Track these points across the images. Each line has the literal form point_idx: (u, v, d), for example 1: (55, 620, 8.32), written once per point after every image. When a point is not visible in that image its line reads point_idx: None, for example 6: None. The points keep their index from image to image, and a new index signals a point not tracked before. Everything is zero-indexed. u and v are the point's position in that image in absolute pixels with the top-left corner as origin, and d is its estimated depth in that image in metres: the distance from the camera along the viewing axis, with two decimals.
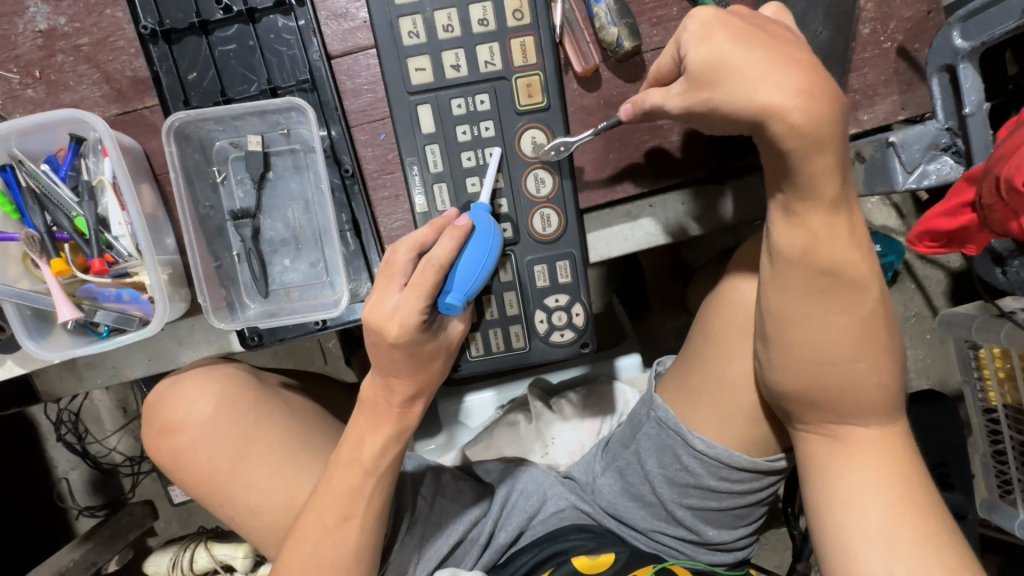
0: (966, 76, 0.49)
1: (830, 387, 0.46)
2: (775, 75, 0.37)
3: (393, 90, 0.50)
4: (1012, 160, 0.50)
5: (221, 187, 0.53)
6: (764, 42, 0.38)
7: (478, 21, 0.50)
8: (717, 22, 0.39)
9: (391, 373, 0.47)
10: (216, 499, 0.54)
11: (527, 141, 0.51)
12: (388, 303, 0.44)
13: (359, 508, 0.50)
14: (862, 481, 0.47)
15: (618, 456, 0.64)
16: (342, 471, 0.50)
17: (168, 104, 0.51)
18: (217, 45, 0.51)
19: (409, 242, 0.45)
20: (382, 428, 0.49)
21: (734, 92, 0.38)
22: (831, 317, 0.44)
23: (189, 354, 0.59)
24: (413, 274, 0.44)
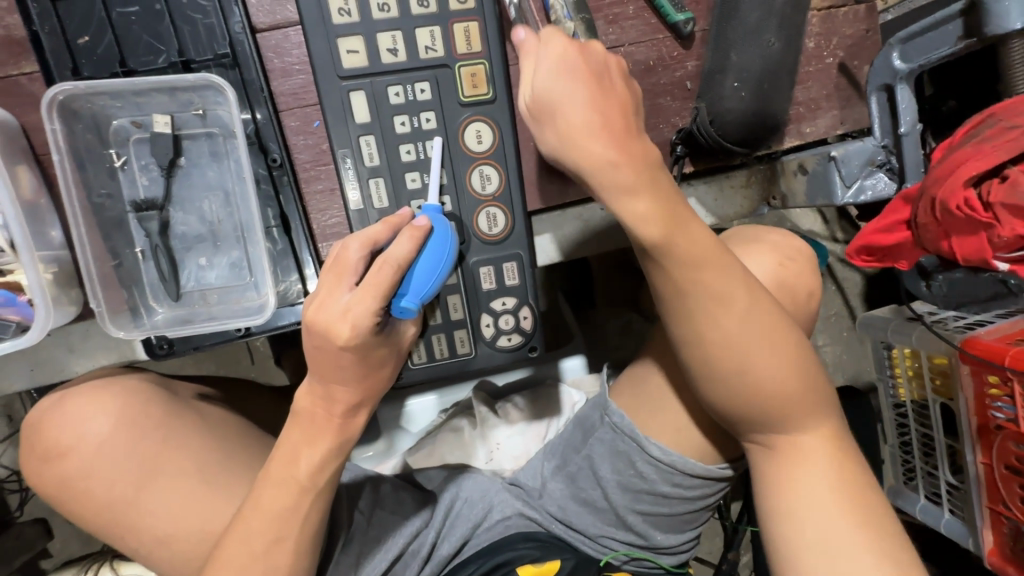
0: (902, 96, 0.51)
1: (750, 413, 0.44)
2: (597, 141, 0.37)
3: (323, 72, 0.46)
4: (954, 184, 0.42)
5: (120, 173, 0.45)
6: (589, 93, 0.37)
7: (418, 1, 0.46)
8: (563, 62, 0.37)
9: (333, 380, 0.42)
10: (115, 531, 0.46)
11: (471, 135, 0.48)
12: (337, 305, 0.39)
13: (291, 529, 0.44)
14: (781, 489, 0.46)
15: (569, 461, 0.63)
16: (272, 488, 0.44)
17: (52, 72, 0.43)
18: (115, 6, 0.43)
19: (361, 238, 0.40)
20: (322, 441, 0.44)
21: (557, 127, 0.37)
22: (750, 352, 0.41)
23: (82, 363, 0.52)
24: (367, 274, 0.39)
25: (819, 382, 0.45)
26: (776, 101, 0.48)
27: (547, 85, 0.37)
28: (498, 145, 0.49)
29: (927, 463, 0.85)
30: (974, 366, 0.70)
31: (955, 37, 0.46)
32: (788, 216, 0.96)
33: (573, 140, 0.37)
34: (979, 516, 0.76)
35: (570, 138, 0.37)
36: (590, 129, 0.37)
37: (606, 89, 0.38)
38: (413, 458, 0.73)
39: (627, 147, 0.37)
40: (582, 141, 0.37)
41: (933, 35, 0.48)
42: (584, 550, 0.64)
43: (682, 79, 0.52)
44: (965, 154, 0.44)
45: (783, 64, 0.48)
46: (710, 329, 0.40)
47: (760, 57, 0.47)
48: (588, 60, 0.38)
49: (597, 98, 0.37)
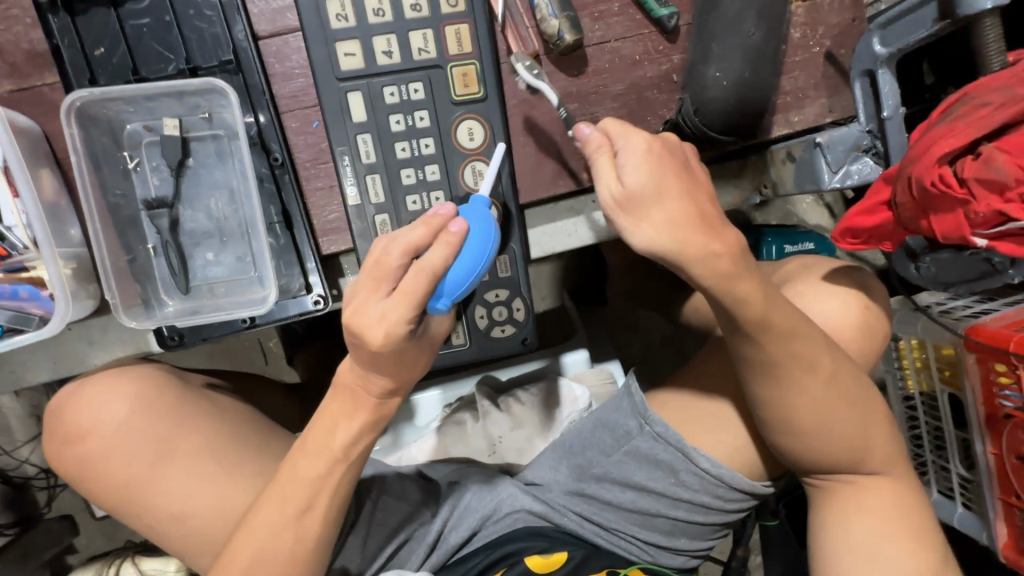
0: (884, 80, 0.48)
1: (809, 429, 0.47)
2: (670, 199, 0.37)
3: (322, 75, 0.48)
4: (927, 154, 0.39)
5: (133, 174, 0.48)
6: (680, 188, 0.37)
7: (411, 6, 0.49)
8: (652, 153, 0.37)
9: (371, 373, 0.44)
10: (131, 510, 0.48)
11: (464, 132, 0.51)
12: (374, 310, 0.40)
13: (325, 495, 0.47)
14: (857, 507, 0.51)
15: (596, 464, 0.63)
16: (310, 456, 0.46)
17: (72, 82, 0.47)
18: (128, 19, 0.47)
19: (403, 243, 0.40)
20: (360, 415, 0.46)
21: (654, 214, 0.37)
22: (805, 384, 0.46)
23: (100, 356, 0.55)
24: (403, 281, 0.40)
25: (873, 414, 0.49)
26: (760, 90, 0.49)
27: (637, 179, 0.36)
28: (489, 141, 0.51)
29: (937, 456, 0.84)
30: (980, 355, 0.69)
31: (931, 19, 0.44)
32: (794, 210, 0.96)
33: (666, 228, 0.37)
34: (991, 508, 0.75)
35: (669, 235, 0.37)
36: (690, 227, 0.37)
37: (694, 179, 0.38)
38: (419, 454, 0.74)
39: (723, 236, 0.38)
40: (686, 236, 0.37)
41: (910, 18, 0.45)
42: (597, 542, 0.64)
43: (668, 73, 0.54)
44: (936, 125, 0.41)
45: (763, 54, 0.49)
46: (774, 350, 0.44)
47: (740, 46, 0.48)
48: (673, 157, 0.38)
49: (688, 195, 0.38)
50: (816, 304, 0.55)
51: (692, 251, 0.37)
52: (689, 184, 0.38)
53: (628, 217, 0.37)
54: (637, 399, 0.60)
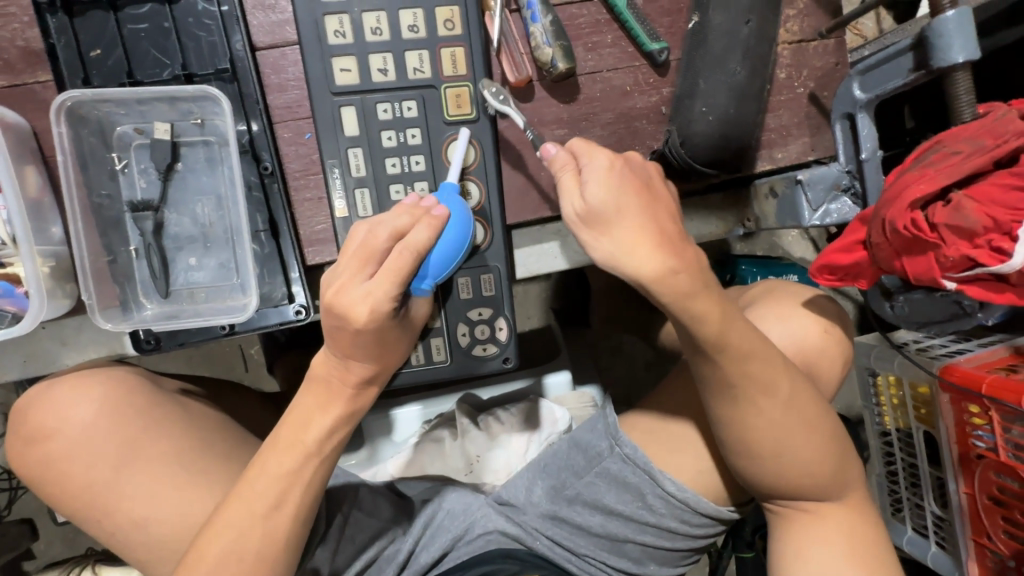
0: (863, 124, 0.49)
1: (768, 455, 0.47)
2: (632, 213, 0.39)
3: (317, 89, 0.49)
4: (903, 200, 0.40)
5: (120, 176, 0.48)
6: (639, 202, 0.39)
7: (408, 27, 0.50)
8: (612, 170, 0.40)
9: (350, 355, 0.47)
10: (93, 516, 0.47)
11: (455, 151, 0.51)
12: (358, 289, 0.43)
13: (295, 495, 0.48)
14: (813, 534, 0.52)
15: (568, 485, 0.64)
16: (283, 451, 0.48)
17: (65, 81, 0.47)
18: (126, 23, 0.47)
19: (388, 227, 0.44)
20: (332, 407, 0.49)
21: (615, 232, 0.39)
22: (769, 410, 0.46)
23: (73, 356, 0.54)
24: (388, 260, 0.44)
25: (831, 441, 0.50)
26: (744, 125, 0.51)
27: (597, 194, 0.39)
28: (479, 162, 0.52)
29: (912, 494, 0.84)
30: (953, 394, 0.70)
31: (906, 69, 0.45)
32: (779, 242, 0.98)
33: (627, 243, 0.39)
34: (963, 548, 0.75)
35: (627, 248, 0.39)
36: (649, 242, 0.38)
37: (653, 196, 0.41)
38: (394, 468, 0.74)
39: (678, 251, 0.39)
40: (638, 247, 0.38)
41: (886, 67, 0.47)
42: (567, 568, 0.64)
43: (657, 105, 0.55)
44: (910, 170, 0.42)
45: (747, 93, 0.50)
46: (736, 378, 0.45)
47: (728, 84, 0.49)
48: (634, 171, 0.41)
49: (647, 208, 0.39)
50: (777, 326, 0.56)
51: (649, 268, 0.38)
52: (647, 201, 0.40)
53: (592, 235, 0.39)
54: (611, 419, 0.61)
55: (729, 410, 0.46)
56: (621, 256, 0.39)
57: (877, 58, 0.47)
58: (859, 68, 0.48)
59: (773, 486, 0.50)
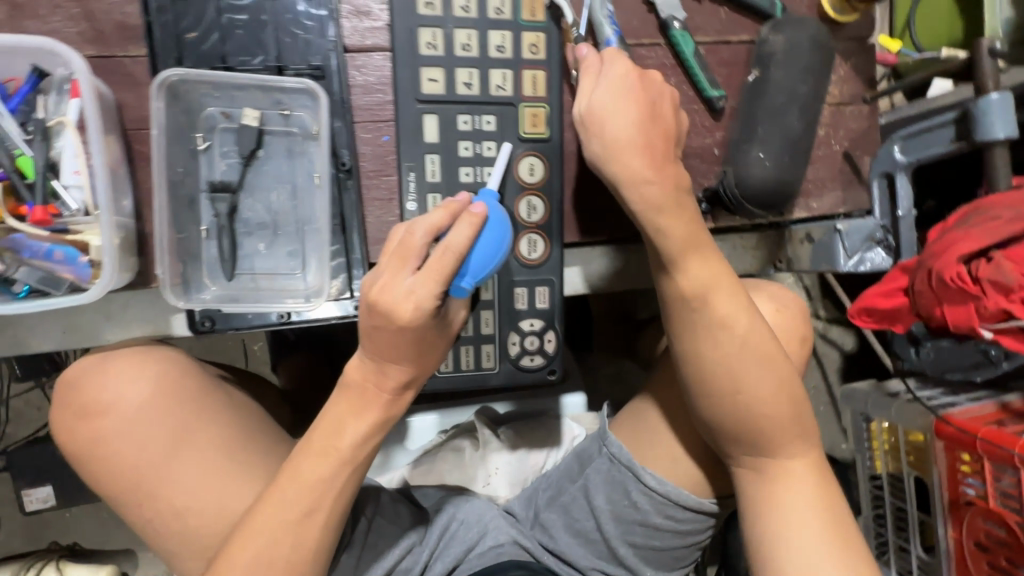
0: (902, 185, 0.59)
1: (735, 404, 0.48)
2: (630, 118, 0.47)
3: (404, 95, 0.51)
4: (947, 255, 0.52)
5: (201, 156, 0.48)
6: (637, 112, 0.47)
7: (496, 46, 0.52)
8: (621, 81, 0.48)
9: (387, 358, 0.44)
10: (135, 499, 0.46)
11: (526, 167, 0.54)
12: (401, 287, 0.42)
13: (325, 503, 0.46)
14: (787, 502, 0.50)
15: (563, 491, 0.66)
16: (314, 457, 0.45)
17: (158, 59, 0.47)
18: (226, 11, 0.48)
19: (425, 224, 0.42)
20: (366, 414, 0.46)
21: (607, 135, 0.47)
22: (736, 363, 0.47)
23: (115, 332, 0.53)
24: (430, 259, 0.42)
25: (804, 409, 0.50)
26: (793, 174, 0.55)
27: (603, 95, 0.48)
28: (548, 179, 0.54)
29: (899, 538, 0.87)
30: (946, 444, 0.75)
31: (945, 140, 0.57)
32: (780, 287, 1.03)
33: (613, 143, 0.47)
34: None
35: (613, 149, 0.47)
36: (636, 145, 0.47)
37: (658, 113, 0.48)
38: (411, 475, 0.74)
39: (662, 169, 0.47)
40: (624, 155, 0.47)
41: (926, 137, 0.58)
42: None
43: (710, 146, 0.59)
44: (953, 233, 0.54)
45: (802, 144, 0.55)
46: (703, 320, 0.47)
47: (782, 135, 0.54)
48: (646, 86, 0.48)
49: (644, 120, 0.47)
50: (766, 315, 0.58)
51: (627, 169, 0.47)
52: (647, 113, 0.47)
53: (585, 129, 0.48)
54: (602, 421, 0.64)
55: (697, 356, 0.48)
56: (605, 156, 0.48)
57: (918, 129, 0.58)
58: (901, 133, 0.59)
59: (740, 441, 0.50)
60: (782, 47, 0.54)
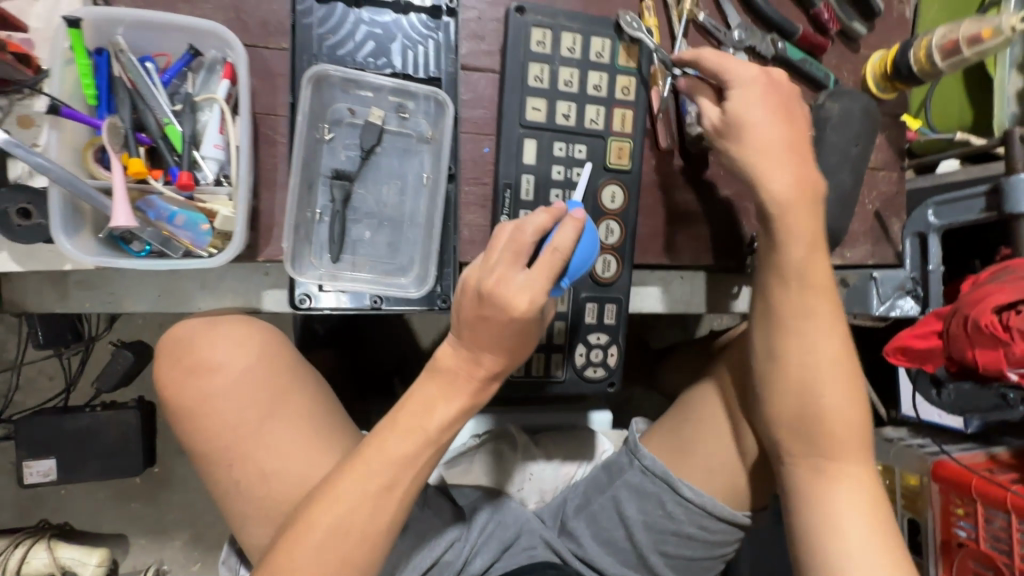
0: (933, 245, 0.64)
1: (806, 386, 0.50)
2: (765, 121, 0.50)
3: (508, 119, 0.55)
4: (982, 303, 0.52)
5: (325, 145, 0.52)
6: (779, 115, 0.51)
7: (594, 85, 0.57)
8: (755, 83, 0.51)
9: (484, 347, 0.46)
10: (227, 458, 0.47)
11: (609, 194, 0.58)
12: (515, 280, 0.45)
13: (406, 478, 0.46)
14: (844, 500, 0.49)
15: (593, 500, 0.67)
16: (403, 434, 0.46)
17: (295, 54, 0.51)
18: (363, 21, 0.53)
19: (533, 224, 0.46)
20: (457, 397, 0.47)
21: (751, 134, 0.50)
22: (815, 339, 0.50)
23: (206, 301, 0.55)
24: (538, 258, 0.45)
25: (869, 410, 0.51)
26: (835, 224, 0.62)
27: (742, 100, 0.51)
28: (626, 207, 0.59)
29: None
30: (943, 487, 0.81)
31: (978, 208, 0.61)
32: None
33: (756, 142, 0.50)
34: None
35: (763, 147, 0.50)
36: (779, 145, 0.50)
37: (789, 110, 0.52)
38: (447, 473, 0.75)
39: (801, 163, 0.50)
40: (772, 155, 0.50)
41: (961, 203, 0.62)
42: None
43: None
44: (991, 284, 0.53)
45: (849, 198, 0.62)
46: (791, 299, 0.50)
47: (833, 189, 0.61)
48: (778, 86, 0.52)
49: (781, 119, 0.51)
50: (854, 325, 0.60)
51: (777, 168, 0.49)
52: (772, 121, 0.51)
53: (727, 130, 0.51)
54: (633, 435, 0.66)
55: (773, 328, 0.51)
56: (754, 155, 0.50)
57: (952, 196, 0.63)
58: (936, 200, 0.63)
59: (796, 436, 0.51)
60: (836, 114, 0.61)
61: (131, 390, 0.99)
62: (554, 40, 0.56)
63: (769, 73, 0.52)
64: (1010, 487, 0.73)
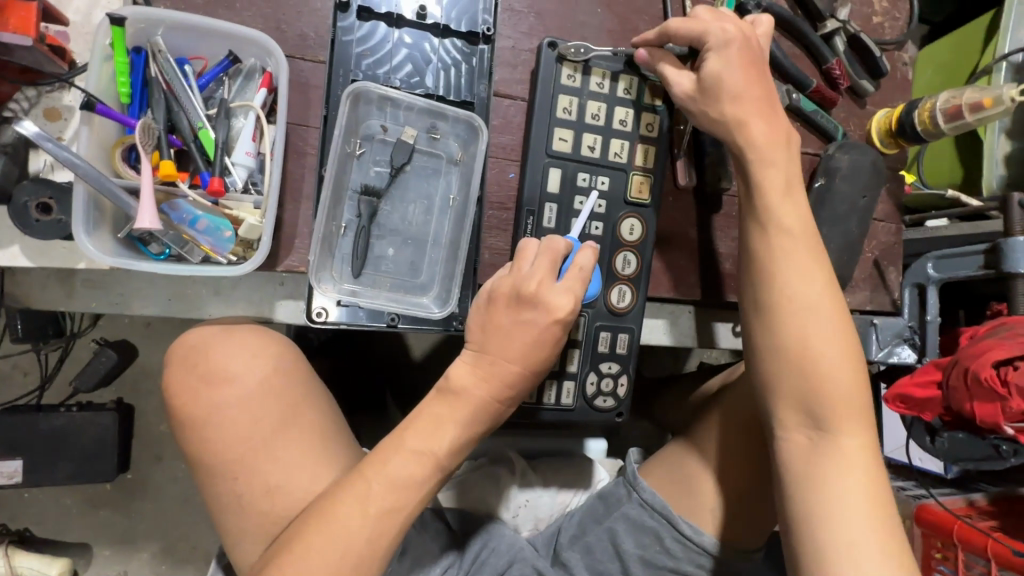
0: (931, 296, 0.67)
1: (798, 359, 0.46)
2: (746, 92, 0.51)
3: (535, 147, 0.56)
4: (982, 356, 0.55)
5: (355, 161, 0.53)
6: (757, 85, 0.51)
7: (620, 120, 0.58)
8: (733, 45, 0.51)
9: (506, 357, 0.47)
10: (231, 471, 0.46)
11: (628, 227, 0.59)
12: (554, 288, 0.48)
13: (409, 503, 0.44)
14: (841, 485, 0.44)
15: (588, 532, 0.65)
16: (410, 458, 0.44)
17: (332, 69, 0.51)
18: (401, 42, 0.53)
19: (560, 242, 0.50)
20: (465, 414, 0.46)
21: (725, 107, 0.51)
22: (804, 305, 0.46)
23: (216, 308, 0.53)
24: (568, 270, 0.49)
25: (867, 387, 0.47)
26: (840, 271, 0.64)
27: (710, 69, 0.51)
28: (643, 240, 0.59)
29: None
30: (924, 530, 0.83)
31: (974, 265, 0.64)
32: None
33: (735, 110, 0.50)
34: None
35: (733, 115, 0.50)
36: (759, 112, 0.50)
37: (758, 72, 0.51)
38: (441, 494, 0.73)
39: (774, 124, 0.50)
40: (749, 127, 0.50)
41: (958, 259, 0.65)
42: None
43: None
44: (988, 339, 0.57)
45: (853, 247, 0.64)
46: (785, 261, 0.47)
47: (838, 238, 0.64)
48: (750, 50, 0.51)
49: (750, 82, 0.51)
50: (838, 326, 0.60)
51: (758, 131, 0.50)
52: (746, 85, 0.51)
53: (702, 101, 0.52)
54: (631, 467, 0.64)
55: (764, 295, 0.48)
56: (731, 122, 0.51)
57: (951, 251, 0.66)
58: (935, 254, 0.67)
59: (792, 402, 0.46)
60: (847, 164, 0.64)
61: (110, 390, 0.95)
62: (585, 75, 0.57)
63: (745, 31, 0.51)
64: (989, 534, 0.75)
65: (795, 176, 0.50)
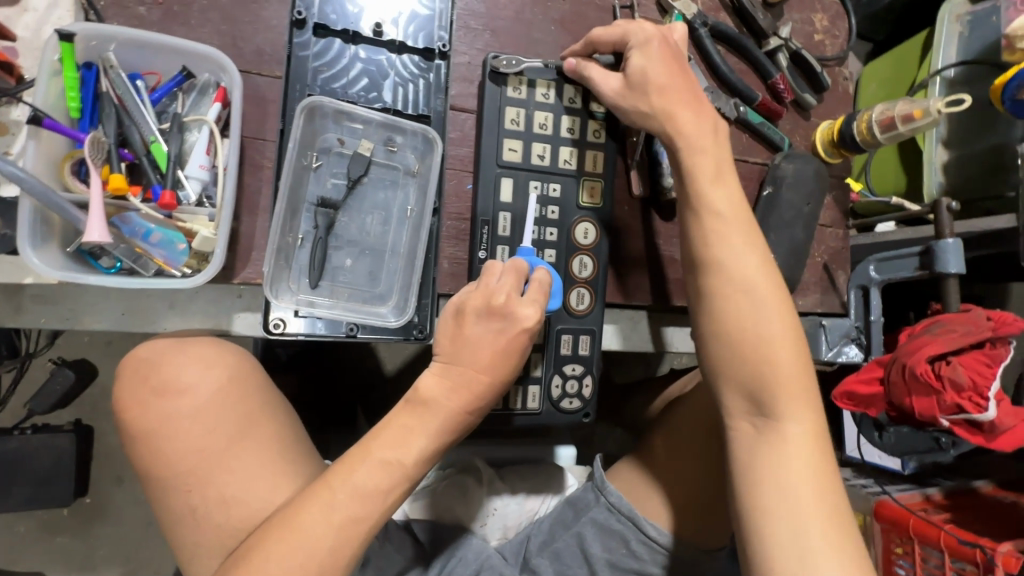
0: (874, 298, 0.70)
1: (740, 343, 0.48)
2: (671, 80, 0.53)
3: (488, 158, 0.57)
4: (917, 352, 0.59)
5: (312, 173, 0.53)
6: (681, 75, 0.53)
7: (567, 129, 0.60)
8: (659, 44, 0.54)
9: (473, 367, 0.48)
10: (186, 483, 0.45)
11: (582, 231, 0.60)
12: (519, 302, 0.50)
13: (372, 512, 0.44)
14: (779, 473, 0.45)
15: (557, 537, 0.65)
16: (376, 466, 0.44)
17: (288, 83, 0.52)
18: (356, 58, 0.55)
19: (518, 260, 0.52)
20: (430, 422, 0.47)
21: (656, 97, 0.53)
22: (738, 289, 0.48)
23: (171, 322, 0.53)
24: (530, 284, 0.51)
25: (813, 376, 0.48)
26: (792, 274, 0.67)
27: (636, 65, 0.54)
28: (598, 244, 0.61)
29: None
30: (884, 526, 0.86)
31: (911, 266, 0.67)
32: None
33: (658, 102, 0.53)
34: None
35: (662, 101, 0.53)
36: (680, 97, 0.53)
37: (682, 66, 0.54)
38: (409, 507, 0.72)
39: (701, 113, 0.53)
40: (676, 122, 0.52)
41: (896, 260, 0.68)
42: None
43: None
44: (922, 335, 0.61)
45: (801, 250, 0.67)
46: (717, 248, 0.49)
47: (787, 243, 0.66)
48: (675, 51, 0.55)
49: (683, 81, 0.54)
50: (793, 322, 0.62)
51: (683, 117, 0.52)
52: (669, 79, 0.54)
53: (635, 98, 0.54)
54: (598, 471, 0.64)
55: (705, 281, 0.50)
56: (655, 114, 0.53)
57: (889, 253, 0.69)
58: (874, 258, 0.70)
59: (737, 388, 0.48)
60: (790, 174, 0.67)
61: (68, 411, 0.93)
62: (530, 87, 0.59)
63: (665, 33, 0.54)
64: (944, 527, 0.78)
65: (722, 164, 0.52)
